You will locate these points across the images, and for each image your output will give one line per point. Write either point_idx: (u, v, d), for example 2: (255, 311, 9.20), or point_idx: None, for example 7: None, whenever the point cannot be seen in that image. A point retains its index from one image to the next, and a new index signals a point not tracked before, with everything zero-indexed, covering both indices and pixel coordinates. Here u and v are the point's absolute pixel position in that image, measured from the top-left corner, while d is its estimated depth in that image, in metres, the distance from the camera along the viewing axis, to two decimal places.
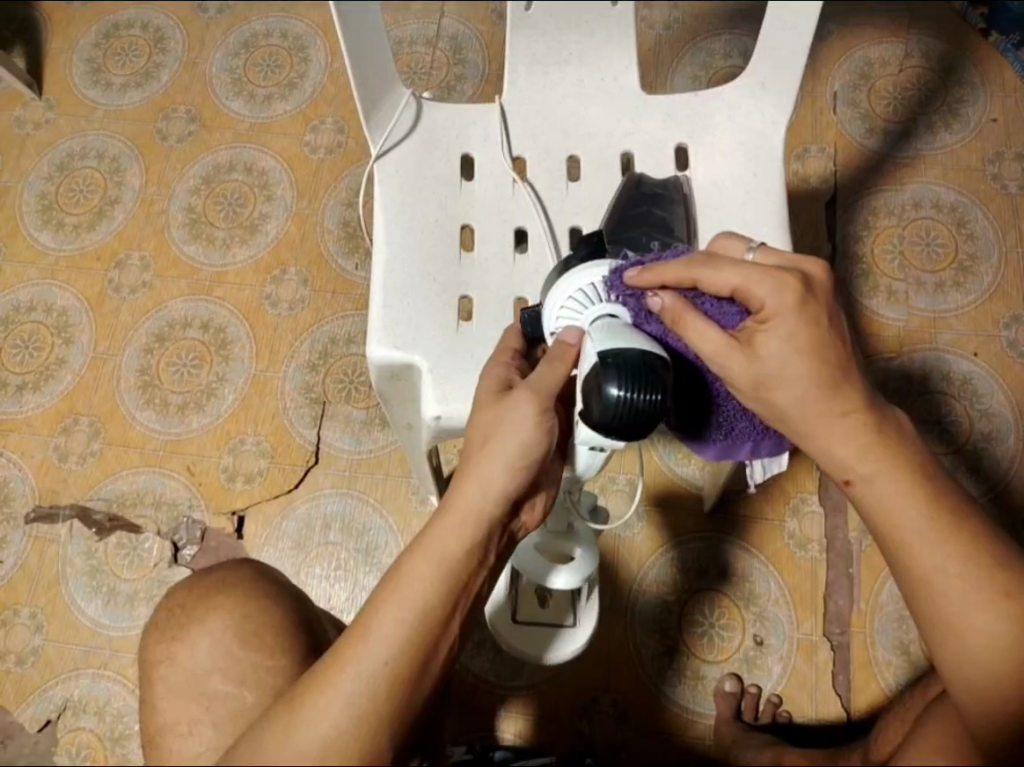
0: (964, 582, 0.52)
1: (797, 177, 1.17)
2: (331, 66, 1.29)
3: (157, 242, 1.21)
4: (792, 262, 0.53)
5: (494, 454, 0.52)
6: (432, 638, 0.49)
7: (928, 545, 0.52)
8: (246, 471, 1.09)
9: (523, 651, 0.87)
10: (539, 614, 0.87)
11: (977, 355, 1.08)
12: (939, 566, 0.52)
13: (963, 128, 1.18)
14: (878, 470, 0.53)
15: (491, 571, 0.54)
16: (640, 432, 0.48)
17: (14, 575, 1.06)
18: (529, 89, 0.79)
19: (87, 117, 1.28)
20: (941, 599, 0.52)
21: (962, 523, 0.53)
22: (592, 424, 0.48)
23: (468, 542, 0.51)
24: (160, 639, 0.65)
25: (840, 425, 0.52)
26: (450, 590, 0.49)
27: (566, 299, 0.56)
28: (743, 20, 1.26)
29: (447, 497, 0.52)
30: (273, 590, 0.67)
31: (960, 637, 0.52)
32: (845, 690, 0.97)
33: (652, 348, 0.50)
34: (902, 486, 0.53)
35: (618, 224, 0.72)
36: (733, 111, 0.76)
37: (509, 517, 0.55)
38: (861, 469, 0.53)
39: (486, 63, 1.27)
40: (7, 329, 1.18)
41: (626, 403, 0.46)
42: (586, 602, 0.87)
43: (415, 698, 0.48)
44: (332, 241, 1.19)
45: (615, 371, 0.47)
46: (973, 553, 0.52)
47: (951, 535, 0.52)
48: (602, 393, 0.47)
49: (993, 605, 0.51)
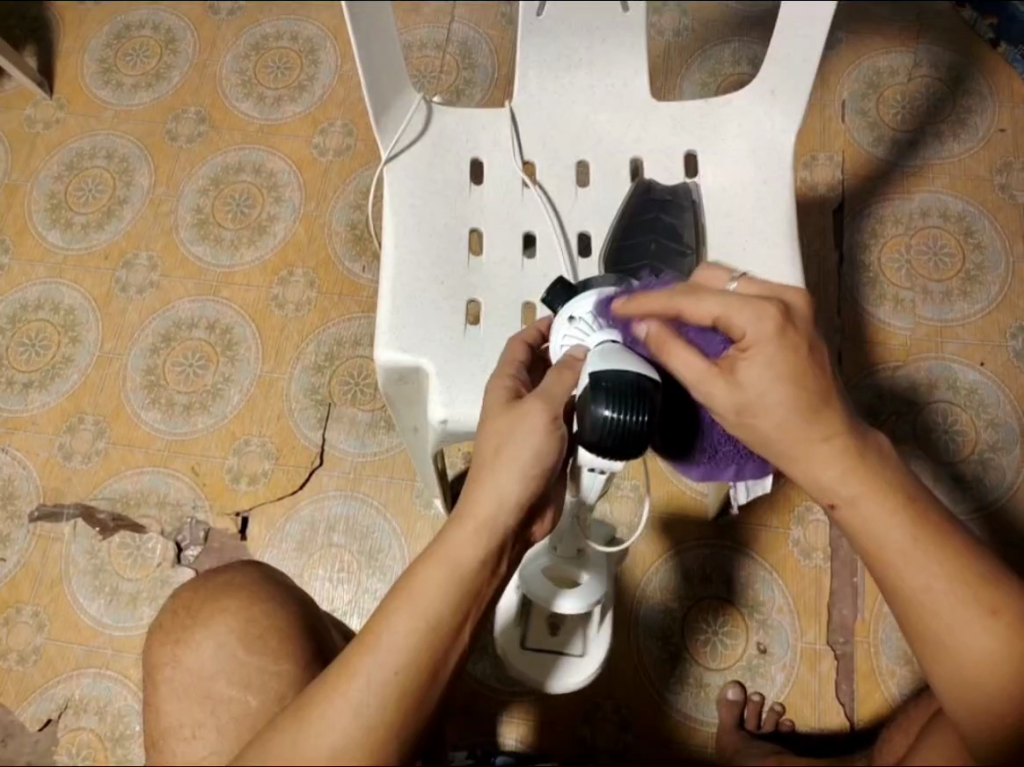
0: (950, 600, 0.50)
1: (806, 186, 1.18)
2: (341, 69, 1.29)
3: (165, 243, 1.21)
4: (772, 291, 0.53)
5: (507, 461, 0.52)
6: (442, 647, 0.48)
7: (912, 564, 0.50)
8: (251, 472, 1.09)
9: (534, 678, 0.90)
10: (548, 641, 0.91)
11: (984, 365, 1.08)
12: (926, 585, 0.50)
13: (972, 139, 1.19)
14: (860, 492, 0.51)
15: (505, 579, 0.54)
16: (629, 452, 0.50)
17: (17, 573, 1.06)
18: (540, 92, 0.79)
19: (98, 116, 1.29)
20: (928, 617, 0.50)
21: (950, 539, 0.51)
22: (585, 445, 0.51)
23: (484, 551, 0.51)
24: (165, 641, 0.65)
25: (824, 451, 0.51)
26: (463, 599, 0.49)
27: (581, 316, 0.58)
28: (753, 28, 1.26)
29: (460, 508, 0.52)
30: (278, 594, 0.66)
31: (949, 656, 0.50)
32: (847, 700, 0.97)
33: (643, 367, 0.52)
34: (892, 504, 0.51)
35: (625, 231, 0.74)
36: (742, 118, 0.76)
37: (523, 526, 0.54)
38: (844, 491, 0.51)
39: (496, 67, 1.27)
40: (14, 328, 1.18)
41: (614, 422, 0.49)
42: (594, 632, 0.91)
43: (426, 704, 0.48)
44: (340, 243, 1.19)
45: (603, 392, 0.49)
46: (963, 572, 0.50)
47: (940, 553, 0.50)
48: (592, 412, 0.49)
49: (983, 621, 0.49)
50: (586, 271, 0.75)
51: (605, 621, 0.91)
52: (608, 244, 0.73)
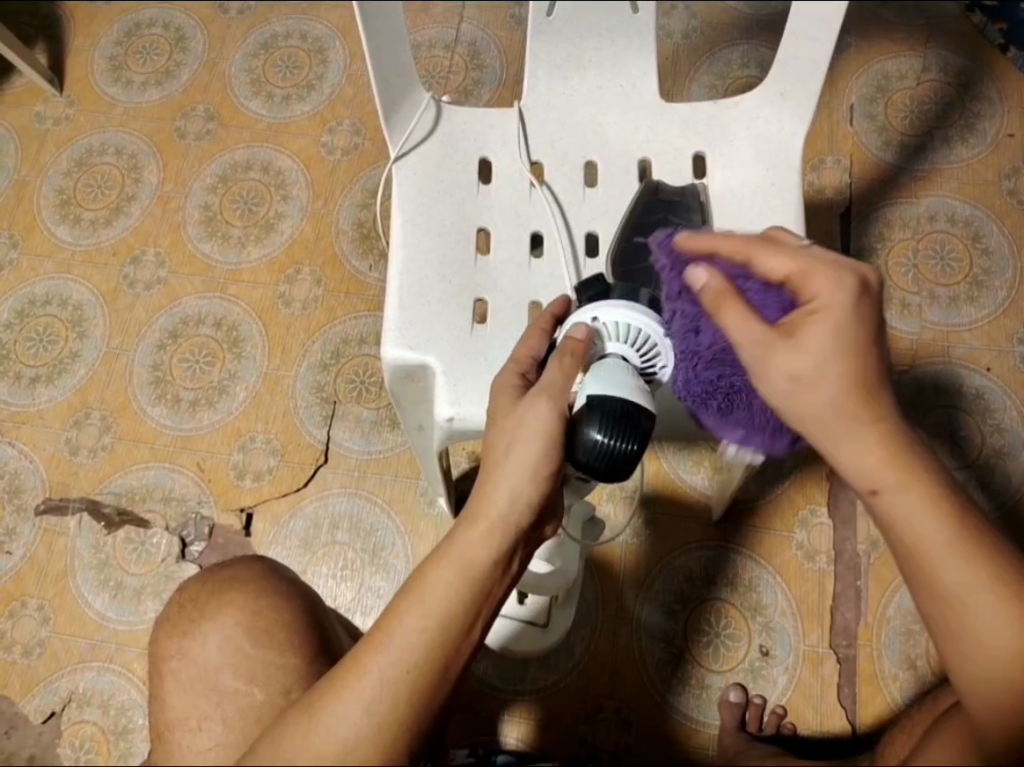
0: (982, 600, 0.48)
1: (814, 188, 1.18)
2: (350, 68, 1.30)
3: (172, 239, 1.22)
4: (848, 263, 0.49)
5: (516, 462, 0.53)
6: (454, 643, 0.49)
7: (945, 556, 0.48)
8: (256, 469, 1.09)
9: (498, 641, 0.98)
10: (516, 611, 0.98)
11: (990, 370, 1.08)
12: (957, 579, 0.48)
13: (980, 143, 1.18)
14: (902, 481, 0.48)
15: (515, 576, 0.54)
16: (612, 475, 0.54)
17: (22, 566, 1.06)
18: (549, 94, 0.79)
19: (108, 113, 1.29)
20: (955, 612, 0.48)
21: (979, 533, 0.49)
22: (572, 462, 0.55)
23: (496, 549, 0.51)
24: (173, 634, 0.65)
25: (864, 433, 0.48)
26: (474, 595, 0.50)
27: (610, 320, 0.58)
28: (762, 31, 1.26)
29: (476, 506, 0.52)
30: (285, 589, 0.67)
31: (972, 650, 0.48)
32: (849, 704, 0.96)
33: (639, 396, 0.55)
34: (925, 494, 0.48)
35: (629, 236, 0.73)
36: (750, 120, 0.76)
37: (535, 524, 0.55)
38: (887, 477, 0.48)
39: (505, 68, 1.28)
40: (22, 323, 1.19)
41: (604, 446, 0.53)
42: (560, 606, 0.99)
43: (435, 698, 0.48)
44: (347, 241, 1.19)
45: (597, 417, 0.53)
46: (993, 567, 0.48)
47: (969, 547, 0.48)
48: (585, 436, 0.53)
49: (1008, 617, 0.48)
50: (593, 271, 0.75)
51: (569, 600, 0.99)
52: (613, 249, 0.73)
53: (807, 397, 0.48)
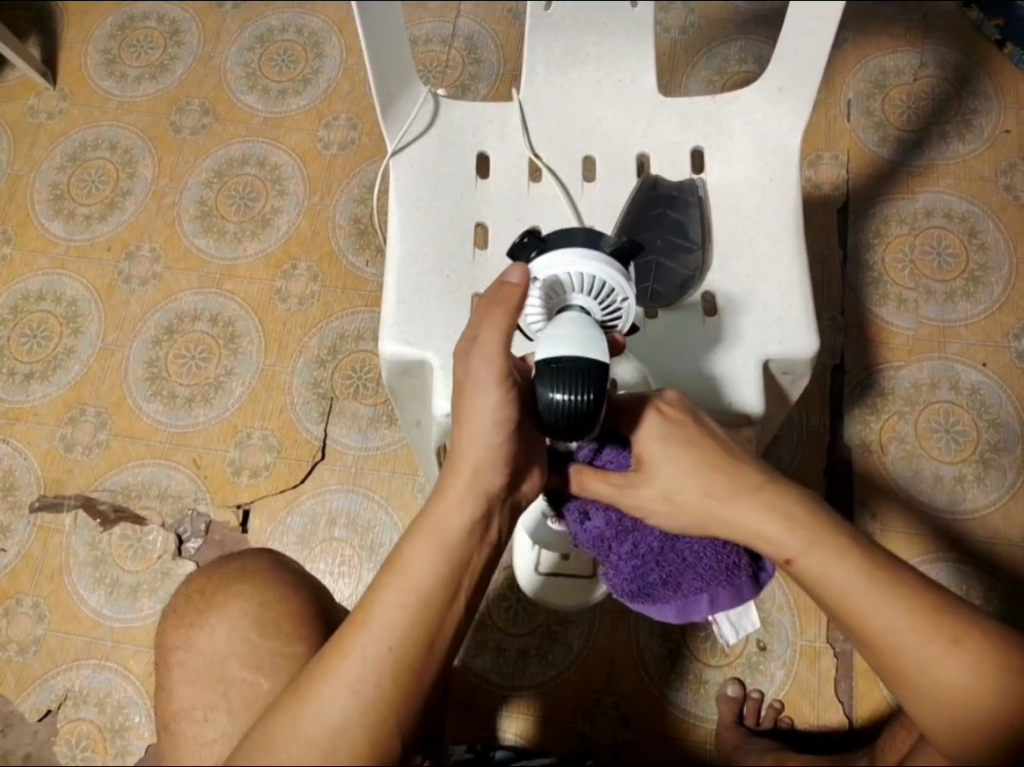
0: (916, 635, 0.51)
1: (810, 184, 1.18)
2: (346, 62, 1.29)
3: (167, 235, 1.21)
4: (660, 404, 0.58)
5: (474, 436, 0.51)
6: (436, 616, 0.49)
7: (873, 602, 0.52)
8: (253, 465, 1.09)
9: (548, 598, 0.99)
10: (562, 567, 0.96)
11: (986, 365, 1.08)
12: (889, 623, 0.51)
13: (976, 139, 1.19)
14: (808, 543, 0.54)
15: (498, 542, 0.54)
16: (582, 431, 0.51)
17: (17, 564, 1.06)
18: (547, 89, 0.79)
19: (102, 107, 1.29)
20: (900, 657, 0.51)
21: (896, 577, 0.53)
22: (541, 428, 0.52)
23: (470, 520, 0.51)
24: (179, 625, 0.65)
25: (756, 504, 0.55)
26: (453, 568, 0.50)
27: (557, 270, 0.56)
28: (760, 26, 1.26)
29: (445, 477, 0.52)
30: (291, 579, 0.66)
31: (927, 689, 0.50)
32: (846, 697, 0.97)
33: (597, 342, 0.51)
34: (833, 551, 0.53)
35: (634, 225, 0.75)
36: (749, 115, 0.76)
37: (513, 485, 0.53)
38: (792, 544, 0.54)
39: (502, 63, 1.27)
40: (17, 318, 1.18)
41: (565, 404, 0.50)
42: None
43: (422, 678, 0.48)
44: (343, 237, 1.19)
45: (553, 378, 0.50)
46: (918, 606, 0.52)
47: (893, 593, 0.52)
48: (544, 400, 0.50)
49: (949, 650, 0.50)
50: None
51: None
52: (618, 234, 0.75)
53: (684, 489, 0.56)
